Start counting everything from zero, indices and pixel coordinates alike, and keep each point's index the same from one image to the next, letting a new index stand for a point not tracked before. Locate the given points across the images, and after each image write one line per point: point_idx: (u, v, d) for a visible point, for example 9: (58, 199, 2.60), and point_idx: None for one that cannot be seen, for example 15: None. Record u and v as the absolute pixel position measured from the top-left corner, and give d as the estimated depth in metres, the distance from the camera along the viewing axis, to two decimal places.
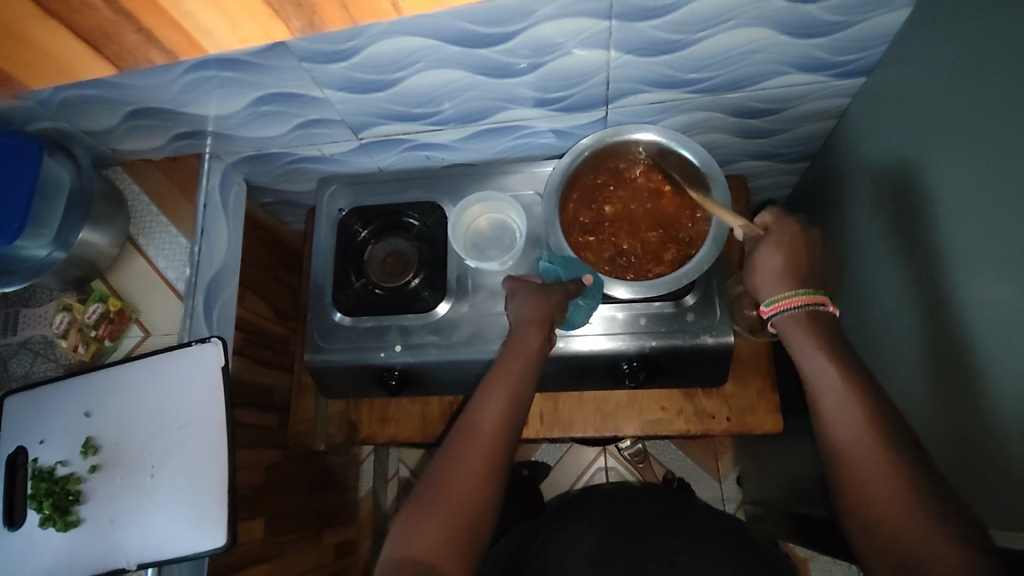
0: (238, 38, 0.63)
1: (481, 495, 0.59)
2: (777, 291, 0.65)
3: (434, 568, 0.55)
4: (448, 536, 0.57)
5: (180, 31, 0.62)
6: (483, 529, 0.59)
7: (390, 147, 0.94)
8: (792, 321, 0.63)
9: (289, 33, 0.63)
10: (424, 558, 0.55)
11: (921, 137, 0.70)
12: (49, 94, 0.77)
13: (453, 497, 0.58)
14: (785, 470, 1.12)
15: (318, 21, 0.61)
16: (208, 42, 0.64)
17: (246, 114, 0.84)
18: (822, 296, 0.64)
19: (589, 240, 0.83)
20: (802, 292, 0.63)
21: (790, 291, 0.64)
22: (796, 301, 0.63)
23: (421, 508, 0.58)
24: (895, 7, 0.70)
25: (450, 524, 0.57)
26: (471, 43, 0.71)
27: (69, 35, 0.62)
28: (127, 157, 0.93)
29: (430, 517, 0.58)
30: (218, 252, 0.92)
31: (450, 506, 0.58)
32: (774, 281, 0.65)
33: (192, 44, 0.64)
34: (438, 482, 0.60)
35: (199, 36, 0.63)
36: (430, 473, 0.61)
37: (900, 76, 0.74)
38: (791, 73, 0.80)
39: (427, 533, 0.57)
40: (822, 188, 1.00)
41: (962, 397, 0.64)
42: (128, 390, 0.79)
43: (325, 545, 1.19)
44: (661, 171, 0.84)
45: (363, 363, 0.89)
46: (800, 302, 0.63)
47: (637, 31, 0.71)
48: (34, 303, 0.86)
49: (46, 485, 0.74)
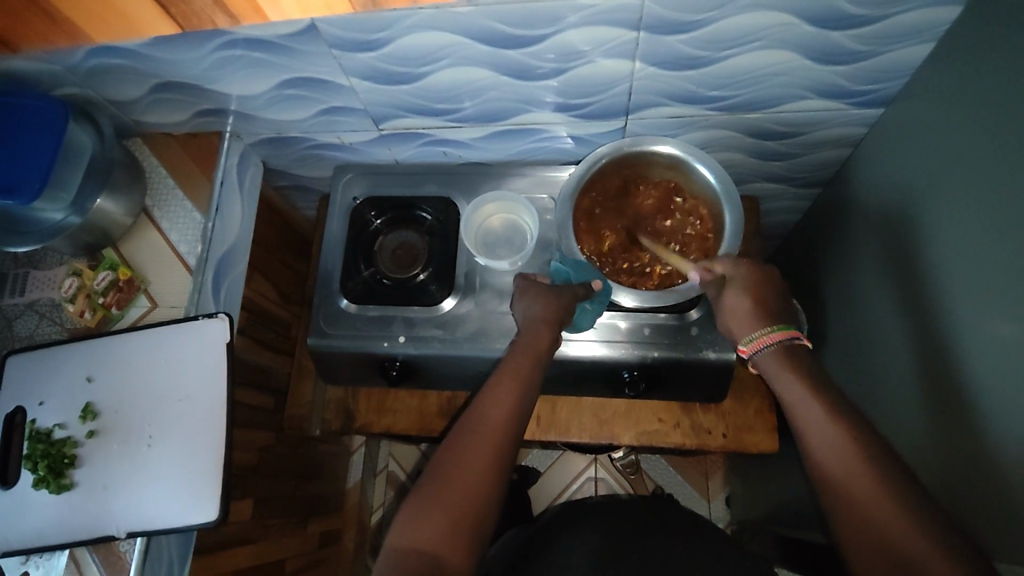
0: (299, 8, 0.66)
1: (485, 486, 0.60)
2: (753, 329, 0.67)
3: (434, 559, 0.56)
4: (450, 529, 0.57)
5: None
6: (485, 520, 0.59)
7: (408, 141, 0.95)
8: (769, 359, 0.65)
9: (351, 6, 0.66)
10: (427, 549, 0.56)
11: (938, 180, 0.72)
12: (79, 60, 0.78)
13: (458, 487, 0.59)
14: (775, 492, 1.13)
15: None
16: (272, 10, 0.66)
17: (270, 96, 0.85)
18: (795, 330, 0.66)
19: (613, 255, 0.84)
20: (778, 328, 0.66)
21: (765, 329, 0.66)
22: (767, 339, 0.65)
23: (423, 499, 0.59)
24: (917, 41, 0.71)
25: (455, 517, 0.58)
26: (500, 44, 0.72)
27: None
28: (148, 130, 0.93)
29: (431, 506, 0.58)
30: (231, 230, 0.92)
31: (453, 501, 0.58)
32: (746, 320, 0.68)
33: (254, 8, 0.66)
34: (441, 471, 0.60)
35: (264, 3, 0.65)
36: (433, 463, 0.62)
37: (921, 109, 0.75)
38: (811, 98, 0.81)
39: (429, 524, 0.57)
40: (832, 215, 1.01)
41: (972, 430, 0.64)
42: (132, 358, 0.79)
43: (308, 533, 1.18)
44: (670, 179, 0.85)
45: (365, 351, 0.89)
46: (776, 337, 0.65)
47: (663, 44, 0.72)
48: (44, 266, 0.87)
49: (42, 447, 0.74)
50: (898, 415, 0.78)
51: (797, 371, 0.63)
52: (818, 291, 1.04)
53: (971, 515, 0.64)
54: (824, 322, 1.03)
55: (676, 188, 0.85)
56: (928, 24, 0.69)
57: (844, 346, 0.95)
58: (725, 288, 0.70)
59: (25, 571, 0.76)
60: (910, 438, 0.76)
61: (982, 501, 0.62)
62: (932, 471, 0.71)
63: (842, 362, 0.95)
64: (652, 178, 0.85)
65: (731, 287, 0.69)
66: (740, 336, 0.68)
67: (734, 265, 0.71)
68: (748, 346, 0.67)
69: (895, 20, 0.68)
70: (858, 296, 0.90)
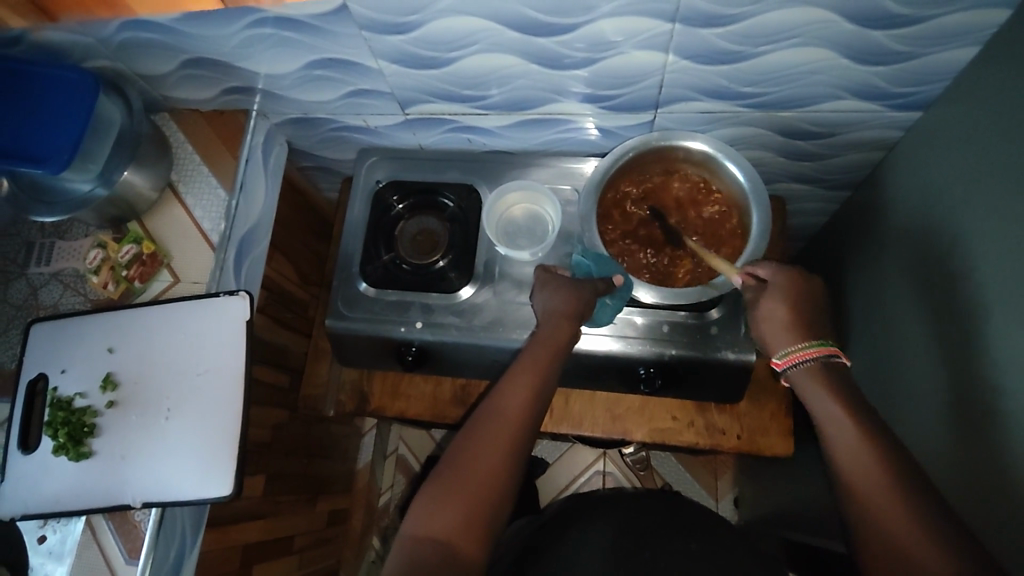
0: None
1: (501, 475, 0.60)
2: (789, 342, 0.63)
3: (449, 547, 0.56)
4: (465, 520, 0.57)
5: None
6: (499, 511, 0.59)
7: (433, 126, 0.94)
8: (800, 378, 0.62)
9: None
10: (440, 537, 0.57)
11: (975, 190, 0.70)
12: (111, 33, 0.79)
13: (474, 475, 0.59)
14: (785, 496, 1.12)
15: None
16: None
17: (299, 76, 0.84)
18: (835, 347, 0.63)
19: (643, 257, 0.83)
20: (816, 344, 0.62)
21: (805, 343, 0.62)
22: (809, 355, 0.62)
23: (440, 486, 0.59)
24: (961, 44, 0.69)
25: (469, 507, 0.58)
26: (532, 31, 0.71)
27: None
28: (176, 105, 0.94)
29: (448, 494, 0.58)
30: (255, 209, 0.92)
31: (466, 491, 0.58)
32: (784, 334, 0.64)
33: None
34: (457, 461, 0.60)
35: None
36: (449, 453, 0.62)
37: (959, 115, 0.74)
38: (846, 98, 0.80)
39: (447, 513, 0.57)
40: (860, 219, 0.99)
41: (998, 445, 0.63)
42: (153, 331, 0.80)
43: (318, 511, 1.19)
44: (677, 172, 0.85)
45: (382, 335, 0.89)
46: (815, 355, 0.62)
47: (698, 38, 0.70)
48: (70, 236, 0.88)
49: (63, 414, 0.76)
50: (918, 428, 0.77)
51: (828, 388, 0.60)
52: (841, 296, 1.02)
53: (987, 530, 0.63)
54: (846, 327, 1.01)
55: (684, 180, 0.84)
56: (973, 26, 0.67)
57: (866, 353, 0.93)
58: (763, 296, 0.66)
59: (44, 535, 0.78)
60: (927, 450, 0.75)
61: (1003, 519, 0.61)
62: (949, 483, 0.70)
63: (862, 369, 0.94)
64: (662, 173, 0.85)
65: (768, 295, 0.65)
66: (775, 349, 0.65)
67: (774, 271, 0.67)
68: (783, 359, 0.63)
69: (940, 21, 0.66)
70: (882, 302, 0.88)
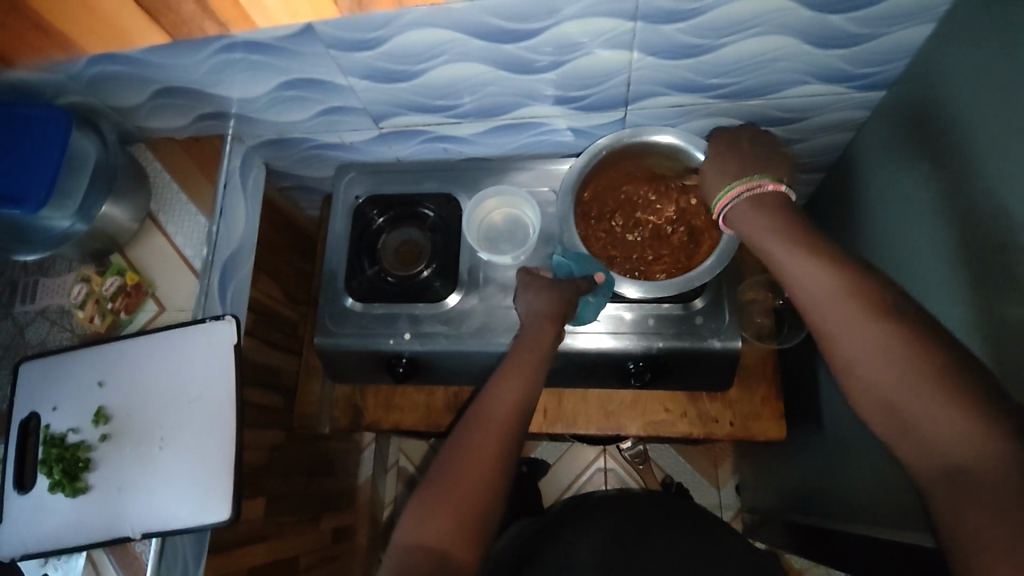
0: (288, 12, 0.66)
1: (495, 479, 0.60)
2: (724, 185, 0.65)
3: (444, 553, 0.56)
4: (456, 525, 0.58)
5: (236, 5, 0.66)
6: (490, 515, 0.60)
7: (409, 138, 0.95)
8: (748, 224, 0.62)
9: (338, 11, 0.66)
10: (434, 544, 0.57)
11: (941, 162, 0.70)
12: (81, 69, 0.79)
13: (468, 481, 0.60)
14: (785, 479, 1.12)
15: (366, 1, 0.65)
16: (259, 17, 0.67)
17: (271, 98, 0.85)
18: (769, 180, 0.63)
19: (626, 255, 0.83)
20: (745, 179, 0.64)
21: (732, 182, 0.64)
22: (738, 191, 0.64)
23: (430, 493, 0.59)
24: (919, 22, 0.70)
25: (459, 512, 0.58)
26: (497, 39, 0.72)
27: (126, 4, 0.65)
28: (151, 135, 0.94)
29: (440, 500, 0.59)
30: (236, 232, 0.93)
31: (456, 497, 0.59)
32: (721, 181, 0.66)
33: (241, 15, 0.67)
34: (445, 467, 0.61)
35: (250, 9, 0.66)
36: (438, 461, 0.62)
37: (921, 91, 0.75)
38: (812, 82, 0.81)
39: (437, 519, 0.58)
40: (836, 200, 1.00)
41: None
42: (141, 362, 0.80)
43: (322, 528, 1.19)
44: (643, 165, 0.86)
45: (371, 348, 0.90)
46: (741, 190, 0.63)
47: (661, 34, 0.71)
48: (54, 272, 0.87)
49: (57, 451, 0.76)
50: None
51: (775, 219, 0.60)
52: None
53: None
54: None
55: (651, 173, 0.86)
56: (928, 5, 0.68)
57: None
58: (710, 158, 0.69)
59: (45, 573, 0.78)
60: None
61: None
62: None
63: None
64: (630, 170, 0.86)
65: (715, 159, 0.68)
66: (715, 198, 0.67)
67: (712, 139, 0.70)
68: (721, 205, 0.66)
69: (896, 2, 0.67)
70: None
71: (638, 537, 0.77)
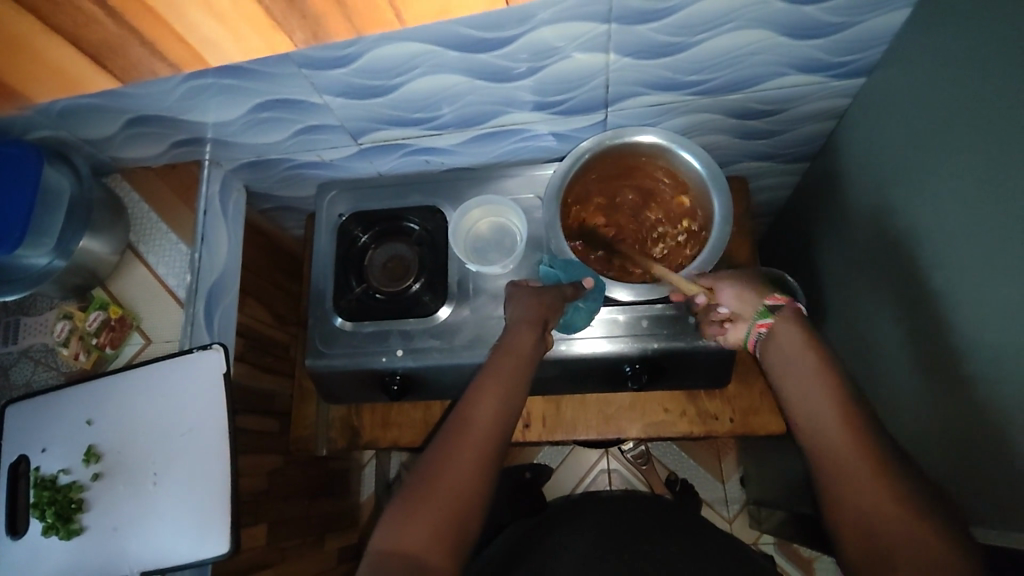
0: (242, 51, 0.63)
1: (474, 487, 0.59)
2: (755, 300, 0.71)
3: (419, 563, 0.55)
4: (435, 533, 0.57)
5: (186, 47, 0.62)
6: (475, 524, 0.59)
7: (389, 153, 0.94)
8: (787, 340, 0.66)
9: (292, 45, 0.63)
10: (411, 552, 0.56)
11: (925, 146, 0.70)
12: (49, 103, 0.77)
13: (445, 489, 0.59)
14: (789, 470, 1.12)
15: (322, 33, 0.62)
16: (214, 58, 0.64)
17: (246, 120, 0.84)
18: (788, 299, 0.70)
19: (624, 256, 0.83)
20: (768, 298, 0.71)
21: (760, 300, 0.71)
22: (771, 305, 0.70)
23: (410, 501, 0.58)
24: (894, 8, 0.70)
25: (440, 521, 0.57)
26: (471, 49, 0.71)
27: (72, 49, 0.62)
28: (127, 165, 0.92)
29: (420, 506, 0.58)
30: (219, 258, 0.91)
31: (441, 506, 0.58)
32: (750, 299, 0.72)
33: (194, 56, 0.64)
34: (428, 476, 0.60)
35: (202, 50, 0.63)
36: (417, 469, 0.61)
37: (900, 76, 0.74)
38: (791, 73, 0.80)
39: (416, 527, 0.57)
40: (822, 189, 1.00)
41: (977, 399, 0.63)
42: (129, 397, 0.79)
43: (328, 550, 1.18)
44: (618, 162, 0.84)
45: (364, 368, 0.88)
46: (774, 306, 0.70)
47: (636, 34, 0.71)
48: (34, 311, 0.86)
49: (48, 494, 0.74)
50: (899, 383, 0.78)
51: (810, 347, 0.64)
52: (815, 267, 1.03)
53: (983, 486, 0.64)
54: (822, 297, 1.02)
55: (625, 168, 0.85)
56: None
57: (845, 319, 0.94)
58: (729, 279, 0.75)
59: None
60: (914, 409, 0.76)
61: (995, 470, 0.61)
62: (940, 444, 0.71)
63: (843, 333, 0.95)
64: (606, 171, 0.85)
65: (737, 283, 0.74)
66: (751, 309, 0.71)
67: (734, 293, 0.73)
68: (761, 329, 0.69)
69: None
70: (853, 263, 0.89)
71: (622, 535, 0.77)
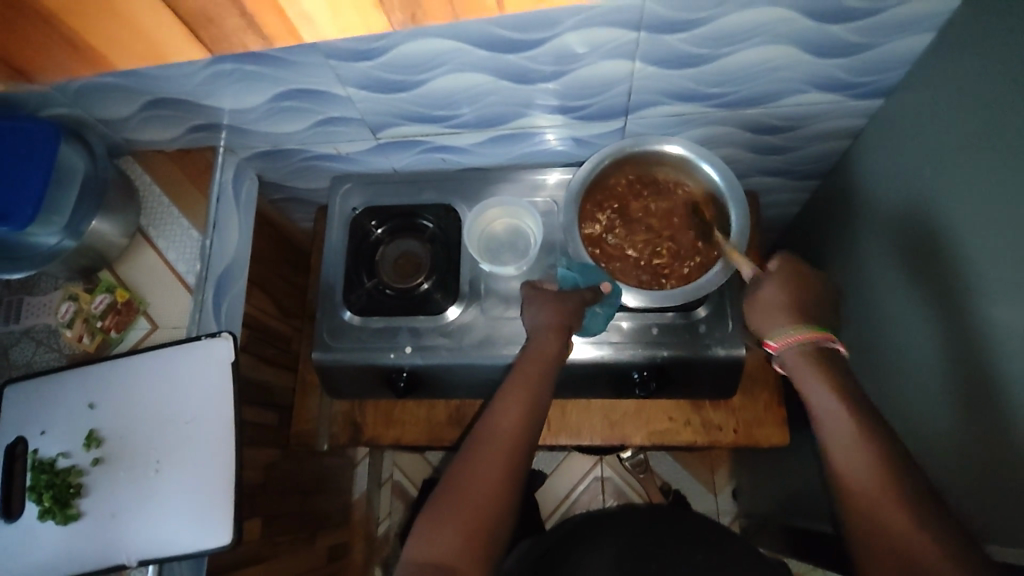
0: (337, 27, 0.65)
1: (498, 494, 0.59)
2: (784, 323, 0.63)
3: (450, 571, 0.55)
4: (464, 543, 0.56)
5: (282, 17, 0.63)
6: (502, 532, 0.59)
7: (406, 149, 0.94)
8: (791, 359, 0.62)
9: (389, 25, 0.65)
10: (443, 563, 0.55)
11: (937, 169, 0.71)
12: (67, 80, 0.76)
13: (470, 495, 0.58)
14: (783, 484, 1.12)
15: (419, 15, 0.63)
16: (307, 32, 0.65)
17: (266, 108, 0.83)
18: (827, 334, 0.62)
19: (641, 263, 0.83)
20: (807, 328, 0.62)
21: (795, 326, 0.62)
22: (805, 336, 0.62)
23: (438, 511, 0.58)
24: (917, 32, 0.71)
25: (468, 531, 0.57)
26: (500, 49, 0.71)
27: (161, 14, 0.63)
28: (140, 147, 0.91)
29: (449, 516, 0.57)
30: (229, 245, 0.91)
31: (468, 513, 0.57)
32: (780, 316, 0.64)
33: (289, 31, 0.65)
34: (456, 484, 0.59)
35: (299, 25, 0.64)
36: (446, 478, 0.61)
37: (917, 99, 0.76)
38: (810, 91, 0.81)
39: (445, 536, 0.56)
40: (831, 207, 1.01)
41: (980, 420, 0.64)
42: (133, 382, 0.78)
43: (318, 547, 1.17)
44: (632, 171, 0.85)
45: (371, 363, 0.88)
46: (806, 337, 0.62)
47: (664, 43, 0.71)
48: (38, 291, 0.85)
49: (47, 477, 0.72)
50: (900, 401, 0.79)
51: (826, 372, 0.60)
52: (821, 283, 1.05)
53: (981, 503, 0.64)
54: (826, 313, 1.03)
55: (640, 176, 0.85)
56: (925, 15, 0.69)
57: (848, 336, 0.95)
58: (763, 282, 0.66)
59: None
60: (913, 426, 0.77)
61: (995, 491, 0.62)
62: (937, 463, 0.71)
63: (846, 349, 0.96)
64: (620, 179, 0.85)
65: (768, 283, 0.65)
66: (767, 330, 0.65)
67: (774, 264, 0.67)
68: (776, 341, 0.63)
69: (893, 13, 0.68)
70: (859, 281, 0.90)
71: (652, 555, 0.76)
